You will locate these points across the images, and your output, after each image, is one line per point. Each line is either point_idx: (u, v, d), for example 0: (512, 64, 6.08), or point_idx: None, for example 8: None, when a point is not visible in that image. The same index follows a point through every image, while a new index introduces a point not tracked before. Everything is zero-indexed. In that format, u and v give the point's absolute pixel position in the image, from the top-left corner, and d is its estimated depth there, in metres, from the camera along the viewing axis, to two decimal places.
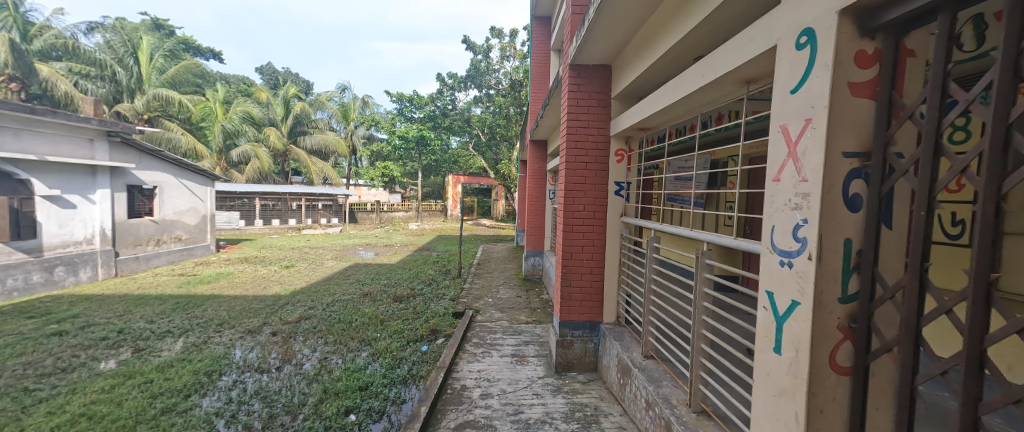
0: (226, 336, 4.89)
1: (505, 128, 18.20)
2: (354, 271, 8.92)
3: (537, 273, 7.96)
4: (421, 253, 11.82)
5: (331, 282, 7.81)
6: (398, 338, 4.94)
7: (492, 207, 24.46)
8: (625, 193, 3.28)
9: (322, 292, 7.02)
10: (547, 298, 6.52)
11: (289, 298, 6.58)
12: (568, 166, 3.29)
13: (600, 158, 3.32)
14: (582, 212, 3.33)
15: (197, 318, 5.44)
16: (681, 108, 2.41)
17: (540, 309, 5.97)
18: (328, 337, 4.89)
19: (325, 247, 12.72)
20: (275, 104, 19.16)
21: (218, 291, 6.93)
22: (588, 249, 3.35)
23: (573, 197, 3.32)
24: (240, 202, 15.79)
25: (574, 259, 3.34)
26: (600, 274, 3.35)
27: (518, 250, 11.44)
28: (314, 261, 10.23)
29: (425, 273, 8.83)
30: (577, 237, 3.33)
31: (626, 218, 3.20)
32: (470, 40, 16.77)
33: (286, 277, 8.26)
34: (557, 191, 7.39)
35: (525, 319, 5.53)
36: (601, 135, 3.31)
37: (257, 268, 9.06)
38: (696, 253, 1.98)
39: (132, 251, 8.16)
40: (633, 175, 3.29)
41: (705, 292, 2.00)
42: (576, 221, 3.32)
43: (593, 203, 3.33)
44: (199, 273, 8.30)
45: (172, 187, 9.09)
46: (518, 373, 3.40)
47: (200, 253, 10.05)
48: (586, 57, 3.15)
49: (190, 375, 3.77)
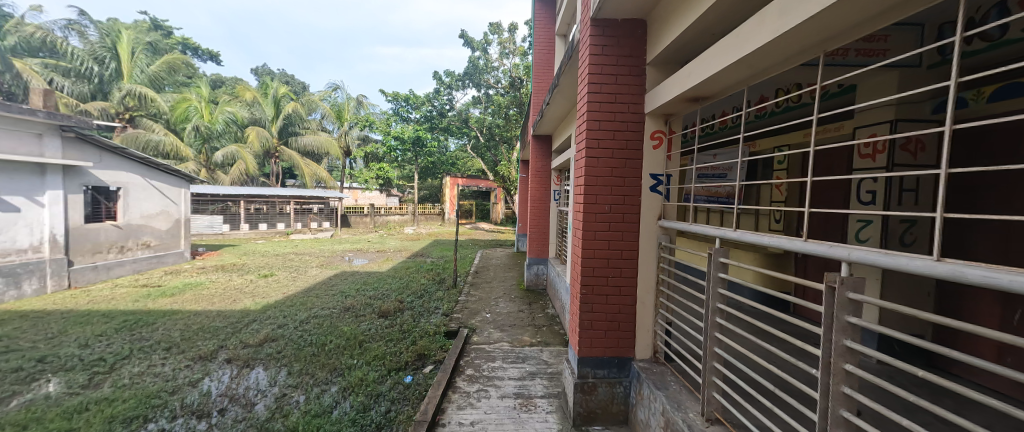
0: (169, 365, 4.06)
1: (504, 128, 17.44)
2: (339, 281, 8.10)
3: (541, 283, 7.13)
4: (415, 259, 11.01)
5: (311, 294, 6.99)
6: (377, 366, 4.12)
7: (491, 211, 23.64)
8: (661, 189, 2.50)
9: (298, 307, 6.19)
10: (554, 313, 5.72)
11: (258, 314, 5.76)
12: (589, 155, 2.48)
13: (632, 143, 2.51)
14: (606, 215, 2.52)
15: (142, 341, 4.63)
16: (777, 54, 1.65)
17: (545, 328, 5.16)
18: (292, 366, 4.10)
19: (312, 254, 11.88)
20: (265, 104, 18.53)
21: (179, 306, 6.11)
22: (615, 263, 2.53)
23: (593, 195, 2.51)
24: (225, 205, 14.98)
25: (596, 277, 2.53)
26: (631, 295, 2.54)
27: (520, 256, 10.62)
28: (298, 269, 9.39)
29: (417, 282, 8.02)
30: (599, 249, 2.53)
31: (666, 222, 2.43)
32: (467, 35, 16.04)
33: (262, 287, 7.44)
34: (562, 192, 6.61)
35: (530, 340, 4.71)
36: (633, 114, 2.51)
37: (232, 278, 8.23)
38: (835, 281, 1.15)
39: (90, 259, 7.34)
40: (675, 164, 2.50)
41: (847, 347, 1.15)
42: (598, 227, 2.52)
43: (621, 204, 2.52)
44: (164, 284, 7.46)
45: (139, 187, 8.29)
46: (523, 428, 2.61)
47: (172, 260, 9.22)
48: (613, 7, 2.34)
49: (102, 424, 2.95)
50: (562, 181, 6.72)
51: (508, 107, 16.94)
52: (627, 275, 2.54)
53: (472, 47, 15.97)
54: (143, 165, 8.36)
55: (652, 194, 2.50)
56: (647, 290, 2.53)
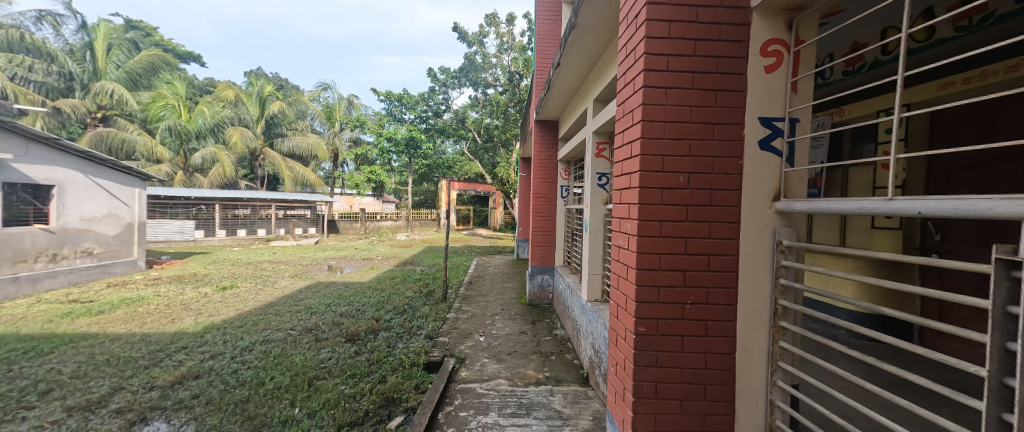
0: (29, 423, 2.89)
1: (503, 129, 16.38)
2: (310, 294, 6.92)
3: (546, 297, 6.00)
4: (404, 268, 9.89)
5: (271, 310, 5.85)
6: (323, 420, 2.96)
7: (489, 216, 22.54)
8: (778, 144, 1.39)
9: (247, 328, 5.00)
10: (563, 336, 4.60)
11: (192, 339, 4.57)
12: (649, 82, 1.37)
13: (727, 60, 1.39)
14: (679, 190, 1.39)
15: (17, 380, 3.48)
16: None
17: (554, 357, 4.02)
18: (203, 422, 2.93)
19: (290, 262, 10.68)
20: (249, 104, 17.51)
21: (99, 327, 4.95)
22: (696, 280, 1.40)
23: (657, 156, 1.39)
24: (197, 209, 13.69)
25: (663, 304, 1.40)
26: (724, 338, 1.41)
27: (521, 264, 9.45)
28: (266, 280, 8.18)
29: (401, 295, 6.85)
30: (670, 255, 1.40)
31: (794, 204, 1.32)
32: (462, 28, 15.01)
33: (215, 302, 6.30)
34: (572, 189, 5.55)
35: (537, 377, 3.58)
36: (728, 7, 1.38)
37: (184, 291, 7.03)
38: None
39: (9, 270, 6.17)
40: (805, 100, 1.39)
41: None
42: (665, 214, 1.40)
43: (706, 172, 1.39)
44: (97, 299, 6.25)
45: (79, 186, 7.15)
46: None
47: (121, 271, 8.04)
48: None
49: None
50: (571, 175, 5.65)
51: (508, 107, 15.95)
52: (718, 302, 1.41)
53: (468, 41, 14.91)
54: (85, 161, 7.24)
55: (760, 155, 1.39)
56: (754, 328, 1.41)
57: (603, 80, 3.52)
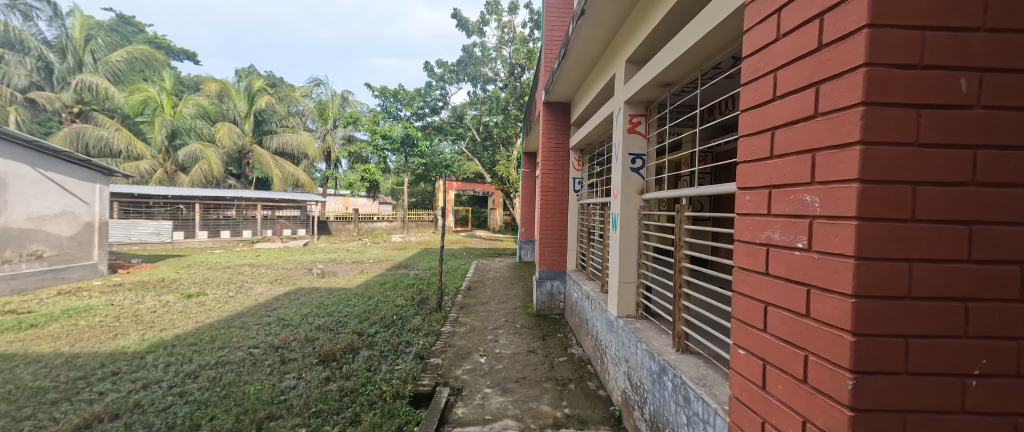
0: None
1: (503, 126, 15.57)
2: (286, 303, 6.07)
3: (557, 306, 5.21)
4: (395, 272, 9.06)
5: (236, 322, 5.03)
6: None
7: (488, 217, 21.79)
8: None
9: (200, 346, 4.15)
10: (581, 356, 3.80)
11: (129, 361, 3.75)
12: None
13: None
14: (954, 107, 0.60)
15: None
16: None
17: (573, 386, 3.21)
18: None
19: (272, 266, 9.81)
20: (238, 99, 16.65)
21: (20, 346, 4.09)
22: (994, 322, 0.60)
23: (911, 30, 0.59)
24: (175, 209, 12.75)
25: (913, 378, 0.61)
26: None
27: (524, 268, 8.61)
28: (240, 286, 7.32)
29: (389, 303, 6.02)
30: (930, 264, 0.61)
31: None
32: (461, 16, 14.20)
33: (173, 313, 5.44)
34: (587, 181, 4.87)
35: (554, 415, 2.76)
36: None
37: (143, 299, 6.17)
38: None
39: None
40: None
41: None
42: (920, 165, 0.60)
43: (1020, 72, 0.59)
44: (37, 310, 5.39)
45: (26, 181, 6.30)
46: None
47: (77, 276, 7.19)
48: None
49: None
50: (586, 165, 4.95)
51: (508, 104, 15.15)
52: None
53: (468, 30, 14.15)
54: (34, 151, 6.41)
55: None
56: None
57: (642, 32, 2.66)
